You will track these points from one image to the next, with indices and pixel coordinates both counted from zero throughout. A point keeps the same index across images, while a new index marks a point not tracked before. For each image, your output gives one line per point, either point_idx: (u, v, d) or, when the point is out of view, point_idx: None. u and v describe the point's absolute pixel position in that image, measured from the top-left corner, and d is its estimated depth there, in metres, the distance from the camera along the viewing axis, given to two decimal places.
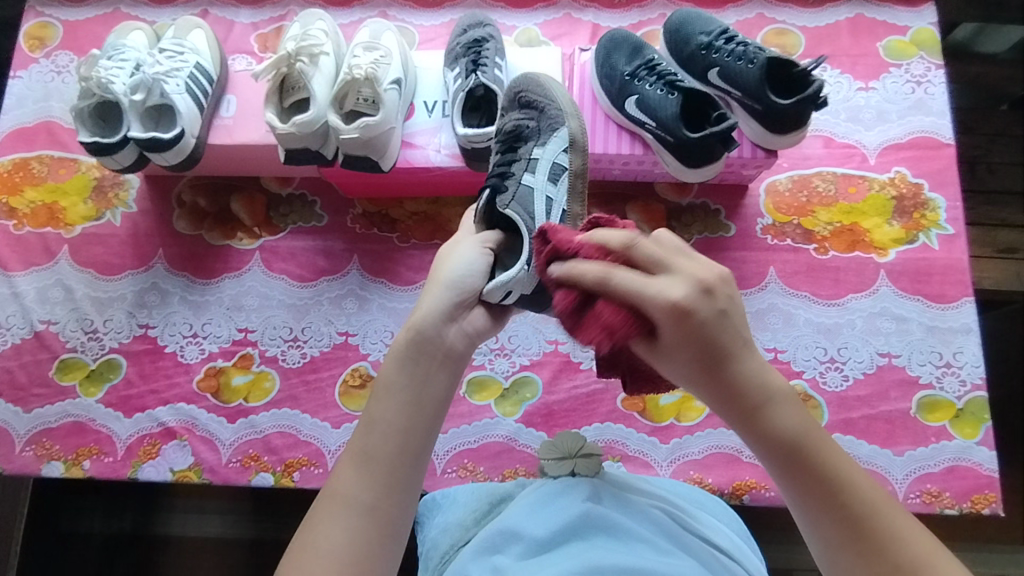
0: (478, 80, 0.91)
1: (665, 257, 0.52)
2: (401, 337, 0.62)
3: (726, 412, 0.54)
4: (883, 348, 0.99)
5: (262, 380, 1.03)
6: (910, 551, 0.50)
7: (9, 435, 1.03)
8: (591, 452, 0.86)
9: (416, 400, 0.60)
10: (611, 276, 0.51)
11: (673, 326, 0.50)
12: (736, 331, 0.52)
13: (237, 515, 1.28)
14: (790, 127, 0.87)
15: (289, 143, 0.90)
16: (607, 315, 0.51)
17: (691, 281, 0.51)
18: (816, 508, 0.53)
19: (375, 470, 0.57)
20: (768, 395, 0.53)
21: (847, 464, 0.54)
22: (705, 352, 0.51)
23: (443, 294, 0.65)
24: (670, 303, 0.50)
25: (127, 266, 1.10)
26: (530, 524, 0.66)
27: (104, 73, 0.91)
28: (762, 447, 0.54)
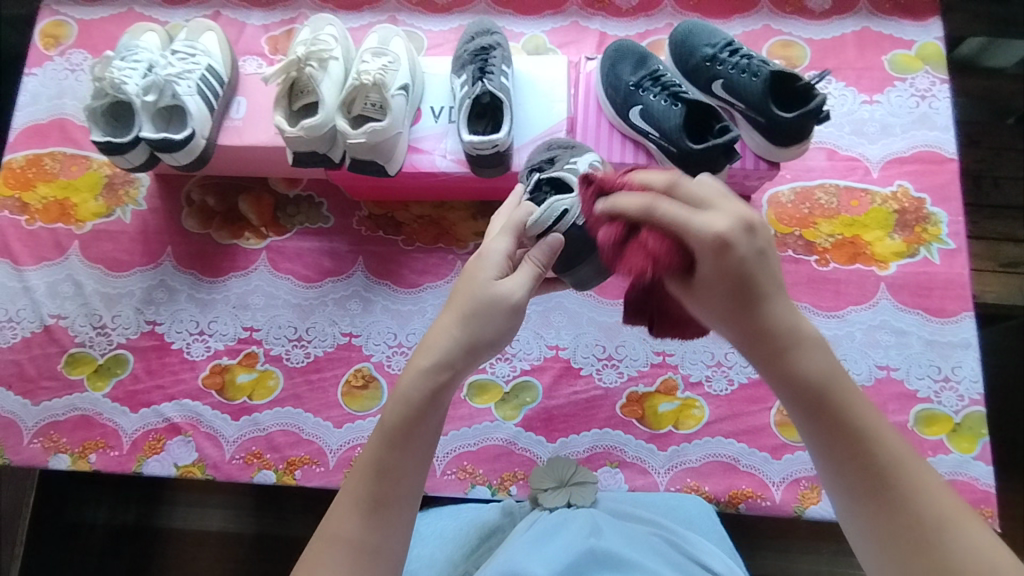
0: (485, 87, 0.92)
1: (710, 197, 0.54)
2: (410, 383, 0.63)
3: (753, 346, 0.57)
4: (882, 361, 0.99)
5: (266, 378, 1.05)
6: (931, 505, 0.52)
7: (17, 426, 1.04)
8: (585, 480, 0.90)
9: (417, 445, 0.62)
10: (656, 206, 0.54)
11: (709, 258, 0.53)
12: (769, 272, 0.55)
13: (239, 510, 1.31)
14: (793, 140, 0.88)
15: (297, 147, 0.92)
16: (648, 241, 0.56)
17: (733, 219, 0.53)
18: (837, 452, 0.55)
19: (378, 516, 0.61)
20: (797, 336, 0.56)
21: (872, 412, 0.56)
22: (739, 288, 0.54)
23: (465, 336, 0.64)
24: (710, 235, 0.52)
25: (136, 263, 1.12)
26: (529, 564, 0.68)
27: (117, 74, 0.92)
28: (785, 383, 0.57)
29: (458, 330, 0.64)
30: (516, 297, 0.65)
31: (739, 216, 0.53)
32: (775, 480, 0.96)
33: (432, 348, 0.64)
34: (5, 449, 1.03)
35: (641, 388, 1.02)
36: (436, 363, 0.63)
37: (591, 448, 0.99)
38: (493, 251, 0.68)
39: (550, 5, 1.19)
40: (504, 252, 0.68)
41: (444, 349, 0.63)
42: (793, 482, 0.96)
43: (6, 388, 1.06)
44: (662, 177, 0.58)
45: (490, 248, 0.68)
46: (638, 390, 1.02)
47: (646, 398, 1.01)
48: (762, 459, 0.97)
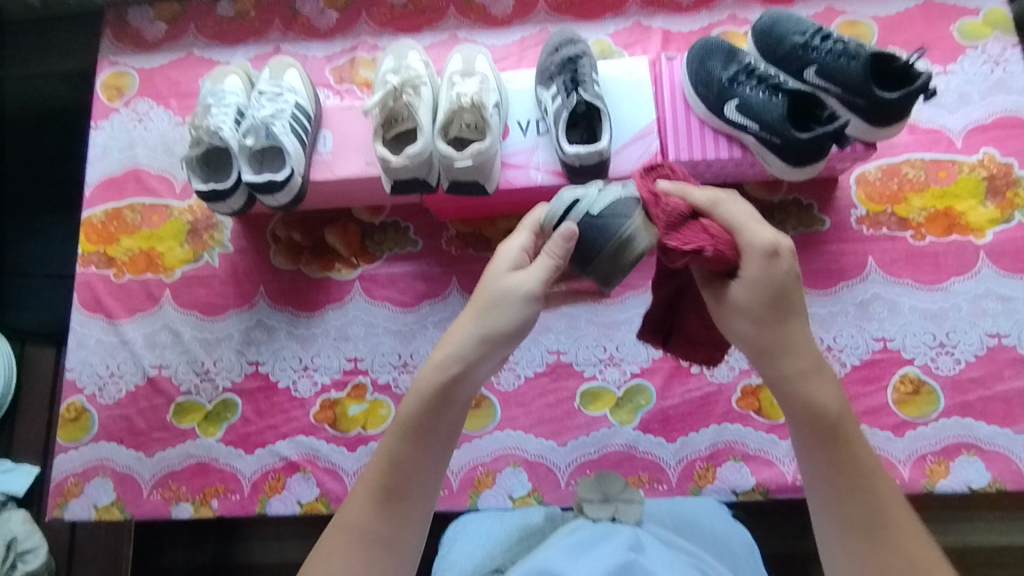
0: (581, 97, 0.93)
1: (761, 217, 0.61)
2: (427, 377, 0.64)
3: (770, 361, 0.60)
4: (992, 329, 1.00)
5: (378, 408, 1.05)
6: (922, 557, 0.56)
7: (135, 480, 1.05)
8: (632, 497, 0.81)
9: (435, 440, 0.63)
10: (719, 205, 0.62)
11: (757, 262, 0.60)
12: (798, 301, 0.61)
13: (315, 539, 1.28)
14: (894, 120, 0.89)
15: (399, 175, 0.92)
16: (710, 227, 0.61)
17: (777, 238, 0.61)
18: (837, 490, 0.58)
19: (392, 509, 0.60)
20: (817, 368, 0.60)
21: (875, 464, 0.59)
22: (773, 303, 0.60)
23: (480, 329, 0.64)
24: (762, 241, 0.59)
25: (230, 305, 1.12)
26: (572, 568, 0.63)
27: (212, 121, 0.93)
28: (792, 408, 0.60)
29: (474, 324, 0.64)
30: (534, 290, 0.64)
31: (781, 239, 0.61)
32: (902, 458, 0.95)
33: (448, 343, 0.64)
34: (127, 504, 1.04)
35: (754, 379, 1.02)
36: (450, 357, 0.64)
37: (712, 445, 1.00)
38: (512, 245, 0.68)
39: (610, 7, 1.19)
40: (521, 246, 0.67)
41: (459, 343, 0.64)
42: (919, 458, 0.96)
43: (119, 443, 1.07)
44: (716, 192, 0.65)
45: (511, 244, 0.68)
46: (751, 382, 1.02)
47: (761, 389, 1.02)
48: (885, 439, 0.97)
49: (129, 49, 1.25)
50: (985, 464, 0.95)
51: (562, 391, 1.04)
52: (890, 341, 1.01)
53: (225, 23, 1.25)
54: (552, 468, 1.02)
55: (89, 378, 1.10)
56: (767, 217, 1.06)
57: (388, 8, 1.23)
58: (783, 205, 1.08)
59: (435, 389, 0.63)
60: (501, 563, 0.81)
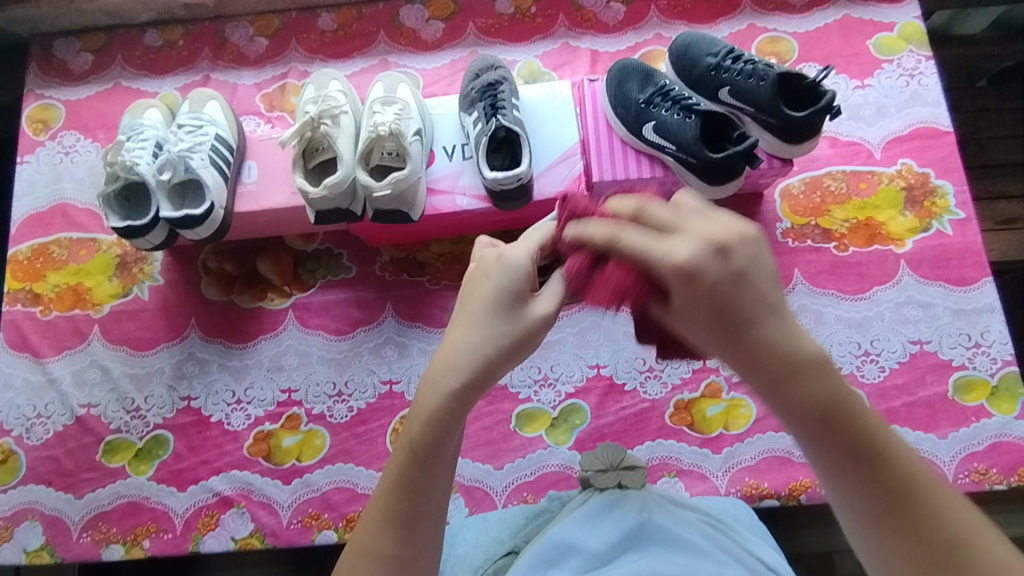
0: (500, 123, 0.93)
1: (675, 219, 0.48)
2: (432, 398, 0.56)
3: (749, 375, 0.48)
4: (914, 336, 1.02)
5: (312, 438, 1.04)
6: (959, 529, 0.46)
7: (64, 523, 1.02)
8: (635, 464, 0.80)
9: (446, 458, 0.56)
10: (620, 237, 0.50)
11: (677, 288, 0.47)
12: (757, 291, 0.47)
13: (275, 568, 1.16)
14: (806, 137, 0.91)
15: (320, 205, 0.91)
16: (612, 276, 0.52)
17: (699, 245, 0.47)
18: (851, 488, 0.48)
19: (408, 533, 0.55)
20: (798, 363, 0.47)
21: (890, 439, 0.48)
22: (722, 312, 0.47)
23: (490, 350, 0.55)
24: (668, 266, 0.47)
25: (161, 340, 1.10)
26: (587, 538, 0.63)
27: (129, 156, 0.93)
28: (790, 416, 0.48)
29: (474, 334, 0.56)
30: (545, 313, 0.57)
31: (707, 240, 0.47)
32: None
33: (450, 359, 0.56)
34: (55, 548, 1.01)
35: (686, 395, 1.03)
36: (451, 369, 0.56)
37: (647, 461, 1.00)
38: (511, 252, 0.57)
39: (538, 30, 1.20)
40: (530, 256, 0.58)
41: (464, 360, 0.56)
42: None
43: (47, 485, 1.04)
44: (631, 203, 0.52)
45: (513, 253, 0.58)
46: (684, 398, 1.03)
47: (694, 404, 1.02)
48: None
49: (55, 81, 1.24)
50: None
51: (498, 414, 1.04)
52: None
53: (153, 53, 1.24)
54: (489, 491, 1.01)
55: (15, 419, 1.08)
56: None
57: (317, 35, 1.22)
58: None
59: (442, 410, 0.55)
60: (514, 544, 0.77)
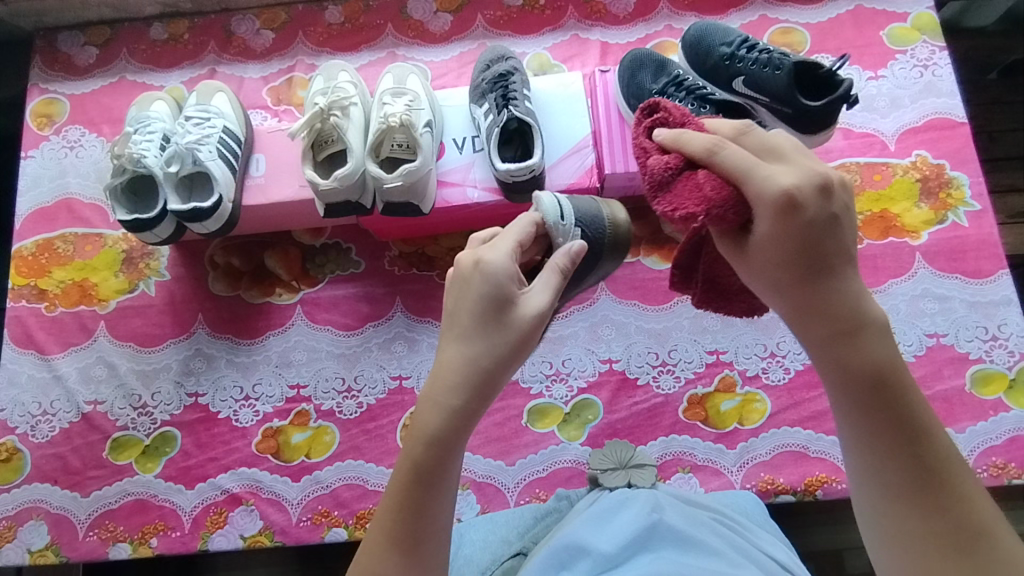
0: (511, 114, 0.93)
1: (784, 150, 0.49)
2: (429, 418, 0.55)
3: (807, 318, 0.50)
4: (930, 329, 1.01)
5: (322, 434, 1.02)
6: (975, 510, 0.48)
7: (70, 521, 1.01)
8: (644, 463, 0.80)
9: (449, 478, 0.55)
10: (722, 149, 0.49)
11: (772, 217, 0.47)
12: (842, 243, 0.49)
13: (282, 569, 1.15)
14: (822, 127, 0.91)
15: (330, 198, 0.90)
16: (704, 180, 0.50)
17: (811, 178, 0.47)
18: (883, 433, 0.49)
19: (415, 553, 0.53)
20: (860, 319, 0.49)
21: (927, 406, 0.50)
22: (805, 254, 0.48)
23: (486, 363, 0.55)
24: (778, 188, 0.46)
25: (168, 336, 1.09)
26: (597, 539, 0.62)
27: (136, 149, 0.93)
28: (841, 363, 0.50)
29: (462, 347, 0.55)
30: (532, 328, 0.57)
31: (817, 175, 0.47)
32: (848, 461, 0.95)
33: (448, 377, 0.55)
34: (61, 547, 1.00)
35: (700, 389, 1.02)
36: (448, 383, 0.55)
37: (660, 457, 0.99)
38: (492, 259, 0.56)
39: (548, 21, 1.19)
40: (509, 250, 0.58)
41: (460, 376, 0.55)
42: None
43: (53, 483, 1.03)
44: (731, 127, 0.52)
45: (490, 256, 0.56)
46: (698, 392, 1.02)
47: (708, 399, 1.01)
48: (830, 443, 0.97)
49: (60, 75, 1.22)
50: None
51: (509, 409, 1.03)
52: None
53: (159, 47, 1.23)
54: (501, 488, 1.00)
55: (20, 417, 1.06)
56: None
57: (324, 28, 1.21)
58: None
59: (443, 428, 0.54)
60: (522, 545, 0.76)
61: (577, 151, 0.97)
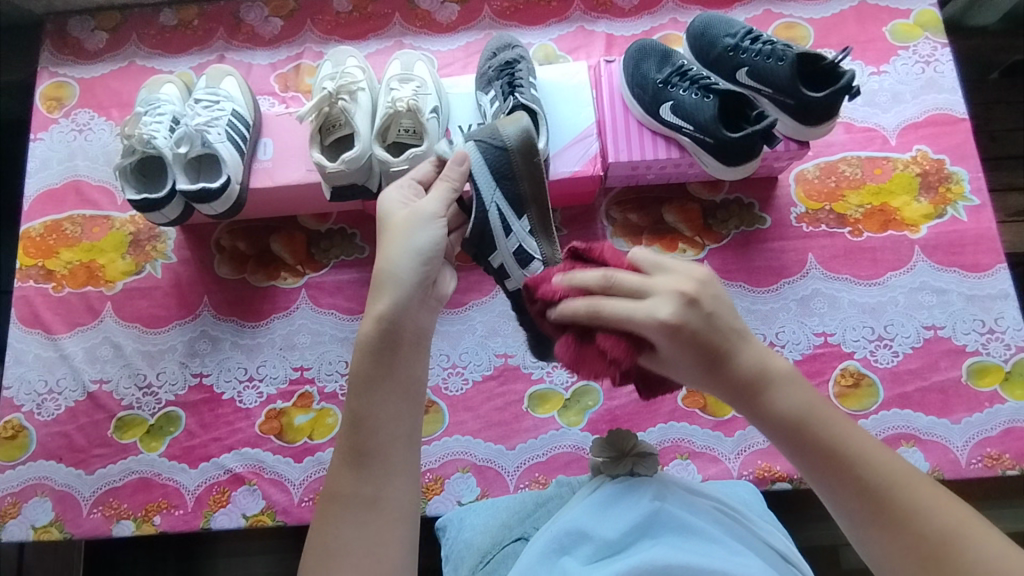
0: (517, 101, 0.94)
1: (644, 283, 0.53)
2: (367, 331, 0.60)
3: (728, 402, 0.54)
4: (928, 321, 1.02)
5: (324, 417, 1.03)
6: (934, 516, 0.48)
7: (74, 498, 1.02)
8: (646, 451, 0.77)
9: (397, 385, 0.58)
10: (600, 305, 0.54)
11: (664, 341, 0.52)
12: (727, 330, 0.52)
13: (282, 554, 1.16)
14: (823, 119, 0.92)
15: (337, 181, 0.91)
16: (605, 345, 0.54)
17: (674, 302, 0.52)
18: (830, 484, 0.51)
19: (366, 463, 0.56)
20: (767, 379, 0.52)
21: (862, 439, 0.52)
22: (706, 350, 0.52)
23: (403, 271, 0.61)
24: (655, 325, 0.51)
25: (173, 317, 1.10)
26: (598, 524, 0.63)
27: (146, 130, 0.94)
28: (769, 434, 0.53)
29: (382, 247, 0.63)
30: (433, 230, 0.63)
31: (680, 295, 0.52)
32: None
33: (375, 285, 0.61)
34: (65, 524, 1.01)
35: None
36: (376, 292, 0.61)
37: (659, 443, 1.00)
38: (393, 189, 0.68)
39: (554, 13, 1.20)
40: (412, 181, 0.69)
41: (384, 276, 0.61)
42: None
43: (58, 461, 1.04)
44: (597, 274, 0.56)
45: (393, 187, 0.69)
46: None
47: None
48: None
49: (69, 59, 1.24)
50: (925, 454, 0.96)
51: (510, 395, 1.04)
52: (831, 336, 1.02)
53: (168, 32, 1.24)
54: (501, 473, 1.01)
55: (26, 395, 1.08)
56: (709, 216, 1.08)
57: (332, 16, 1.22)
58: (724, 204, 1.10)
59: (374, 334, 0.59)
60: (523, 530, 0.76)
61: (582, 139, 0.99)
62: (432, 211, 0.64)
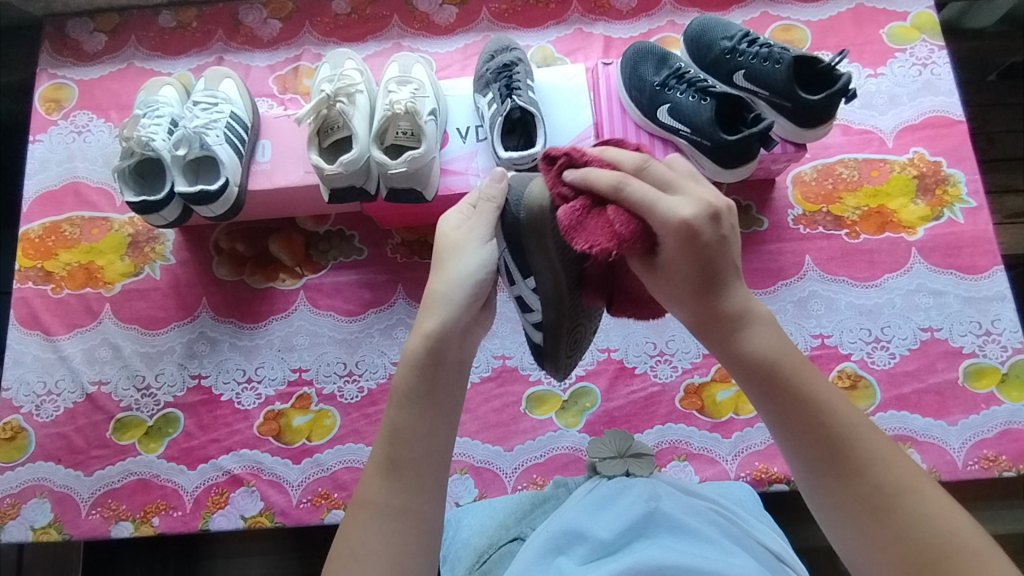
0: (515, 103, 0.94)
1: (676, 180, 0.53)
2: (412, 345, 0.58)
3: (701, 326, 0.55)
4: (925, 323, 1.02)
5: (323, 418, 1.04)
6: (887, 471, 0.49)
7: (73, 499, 1.02)
8: (642, 452, 0.79)
9: (437, 403, 0.58)
10: (625, 184, 0.52)
11: (673, 242, 0.51)
12: (731, 256, 0.53)
13: (280, 555, 1.16)
14: (819, 121, 0.93)
15: (334, 183, 0.91)
16: (613, 215, 0.53)
17: (700, 206, 0.51)
18: (794, 422, 0.52)
19: (400, 477, 0.55)
20: (747, 314, 0.54)
21: (828, 387, 0.53)
22: (704, 266, 0.52)
23: (456, 291, 0.59)
24: (676, 220, 0.50)
25: (172, 319, 1.10)
26: (594, 525, 0.63)
27: (144, 132, 0.94)
28: (735, 363, 0.54)
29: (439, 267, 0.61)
30: (489, 265, 0.60)
31: (707, 202, 0.51)
32: None
33: (426, 299, 0.59)
34: (64, 525, 1.01)
35: (696, 379, 1.03)
36: (427, 306, 0.59)
37: (657, 445, 1.00)
38: (453, 213, 0.65)
39: (552, 15, 1.20)
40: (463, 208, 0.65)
41: (436, 293, 0.59)
42: None
43: (57, 462, 1.04)
44: (635, 159, 0.55)
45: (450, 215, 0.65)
46: (694, 381, 1.03)
47: (704, 388, 1.03)
48: None
49: (68, 61, 1.24)
50: (921, 455, 0.96)
51: (508, 396, 1.04)
52: (828, 338, 1.02)
53: (167, 34, 1.24)
54: (499, 474, 1.01)
55: (25, 396, 1.08)
56: None
57: (331, 18, 1.23)
58: None
59: (420, 350, 0.57)
60: (519, 530, 0.77)
61: (580, 142, 0.99)
62: (490, 247, 0.61)
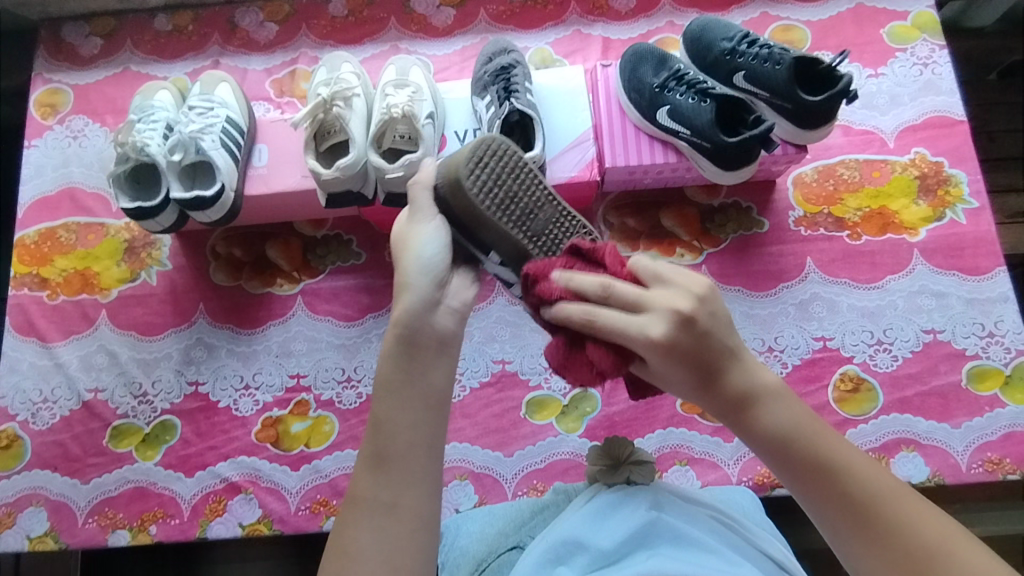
0: (513, 106, 0.93)
1: (642, 297, 0.55)
2: (389, 337, 0.59)
3: (716, 415, 0.57)
4: (927, 325, 1.01)
5: (321, 424, 1.03)
6: (918, 534, 0.51)
7: (70, 508, 1.01)
8: (643, 458, 0.75)
9: (417, 394, 0.57)
10: (596, 316, 0.56)
11: (657, 359, 0.55)
12: (722, 348, 0.56)
13: (279, 561, 1.15)
14: (820, 122, 0.92)
15: (331, 187, 0.91)
16: (594, 356, 0.58)
17: (670, 319, 0.54)
18: (816, 491, 0.55)
19: (386, 471, 0.55)
20: (754, 396, 0.56)
21: (843, 447, 0.55)
22: (701, 370, 0.55)
23: (417, 278, 0.60)
24: (649, 344, 0.54)
25: (169, 325, 1.10)
26: (595, 534, 0.62)
27: (139, 137, 0.94)
28: (753, 445, 0.56)
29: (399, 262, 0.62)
30: (440, 242, 0.62)
31: (674, 314, 0.54)
32: None
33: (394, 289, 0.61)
34: (61, 534, 1.00)
35: None
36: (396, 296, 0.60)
37: (658, 449, 1.00)
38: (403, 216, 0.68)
39: (550, 16, 1.19)
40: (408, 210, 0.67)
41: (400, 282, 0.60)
42: None
43: (53, 470, 1.03)
44: (595, 280, 0.57)
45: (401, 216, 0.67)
46: None
47: None
48: None
49: (64, 66, 1.23)
50: (925, 459, 0.95)
51: (508, 401, 1.04)
52: (830, 340, 1.01)
53: (163, 37, 1.23)
54: (499, 480, 1.00)
55: (21, 404, 1.07)
56: (707, 220, 1.07)
57: (327, 21, 1.22)
58: (723, 208, 1.09)
59: (394, 342, 0.58)
60: (519, 538, 0.76)
61: (580, 143, 0.98)
62: (436, 225, 0.63)
